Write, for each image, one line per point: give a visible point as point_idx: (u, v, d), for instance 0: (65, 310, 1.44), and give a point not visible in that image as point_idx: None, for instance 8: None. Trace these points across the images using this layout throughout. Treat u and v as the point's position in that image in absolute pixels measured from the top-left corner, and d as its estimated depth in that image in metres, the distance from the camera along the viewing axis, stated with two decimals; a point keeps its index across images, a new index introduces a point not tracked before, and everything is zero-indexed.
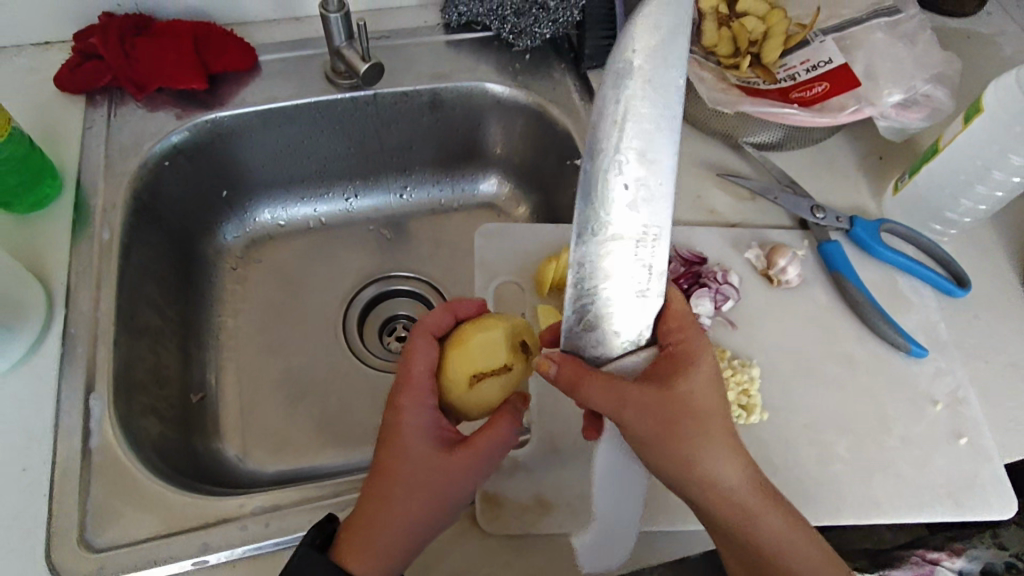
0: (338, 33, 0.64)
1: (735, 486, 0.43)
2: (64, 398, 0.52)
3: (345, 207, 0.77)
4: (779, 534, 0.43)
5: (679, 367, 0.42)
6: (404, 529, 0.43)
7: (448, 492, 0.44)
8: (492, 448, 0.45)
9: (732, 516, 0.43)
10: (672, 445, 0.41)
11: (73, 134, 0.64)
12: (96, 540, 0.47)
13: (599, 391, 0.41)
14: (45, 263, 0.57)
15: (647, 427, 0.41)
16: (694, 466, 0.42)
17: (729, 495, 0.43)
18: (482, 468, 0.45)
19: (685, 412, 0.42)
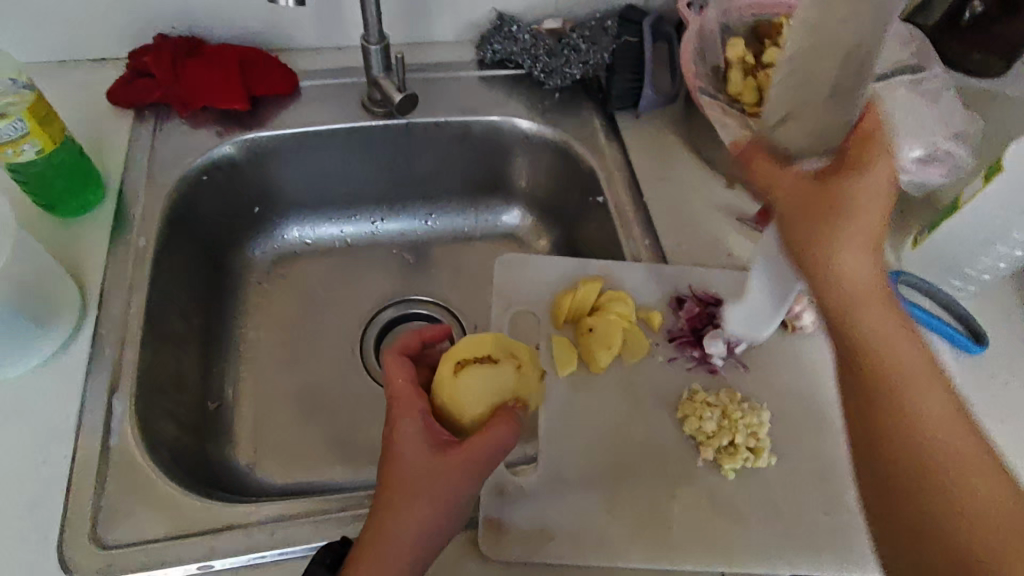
0: (376, 64, 0.67)
1: (878, 283, 0.43)
2: (89, 396, 0.53)
3: (371, 230, 0.79)
4: (954, 455, 0.38)
5: (840, 205, 0.42)
6: (405, 537, 0.42)
7: (444, 497, 0.43)
8: (486, 448, 0.44)
9: (867, 320, 0.42)
10: (795, 231, 0.44)
11: (120, 145, 0.67)
12: (106, 536, 0.48)
13: (795, 181, 0.45)
14: (82, 265, 0.60)
15: (807, 203, 0.44)
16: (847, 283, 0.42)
17: (862, 288, 0.42)
18: (478, 471, 0.44)
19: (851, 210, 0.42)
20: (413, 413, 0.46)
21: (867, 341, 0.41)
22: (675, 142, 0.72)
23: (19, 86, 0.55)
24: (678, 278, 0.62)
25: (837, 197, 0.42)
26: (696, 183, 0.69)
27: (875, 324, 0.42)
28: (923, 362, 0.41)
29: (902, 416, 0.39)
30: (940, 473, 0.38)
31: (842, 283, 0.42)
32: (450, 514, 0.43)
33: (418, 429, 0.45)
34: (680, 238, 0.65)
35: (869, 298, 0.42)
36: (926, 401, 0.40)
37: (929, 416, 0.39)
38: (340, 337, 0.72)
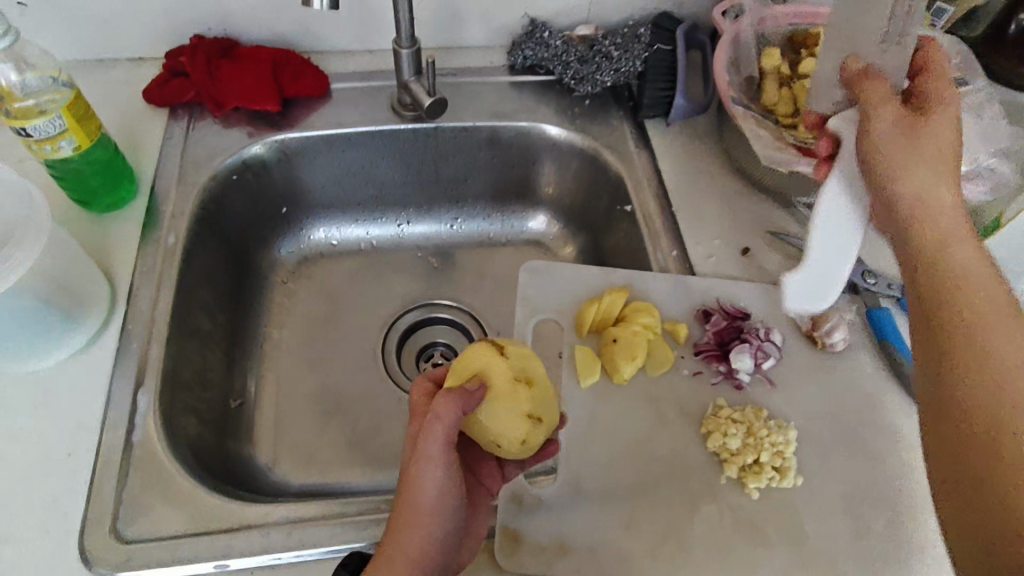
0: (407, 68, 0.67)
1: (946, 199, 0.44)
2: (115, 391, 0.54)
3: (397, 233, 0.79)
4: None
5: (933, 136, 0.44)
6: (394, 545, 0.43)
7: (414, 494, 0.44)
8: (434, 439, 0.44)
9: (940, 229, 0.43)
10: (895, 154, 0.44)
11: (154, 143, 0.68)
12: (126, 531, 0.48)
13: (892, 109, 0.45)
14: (112, 261, 0.61)
15: (891, 145, 0.45)
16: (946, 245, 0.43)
17: (940, 210, 0.44)
18: (438, 461, 0.44)
19: (929, 150, 0.44)
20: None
21: (930, 226, 0.44)
22: (705, 152, 0.70)
23: (59, 84, 0.56)
24: (705, 290, 0.61)
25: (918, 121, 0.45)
26: (726, 194, 0.67)
27: (967, 267, 0.42)
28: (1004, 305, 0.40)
29: (982, 355, 0.38)
30: (995, 356, 0.38)
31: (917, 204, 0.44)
32: (430, 513, 0.44)
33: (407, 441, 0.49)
34: (709, 249, 0.64)
35: (955, 229, 0.43)
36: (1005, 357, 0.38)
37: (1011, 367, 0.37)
38: (362, 339, 0.72)
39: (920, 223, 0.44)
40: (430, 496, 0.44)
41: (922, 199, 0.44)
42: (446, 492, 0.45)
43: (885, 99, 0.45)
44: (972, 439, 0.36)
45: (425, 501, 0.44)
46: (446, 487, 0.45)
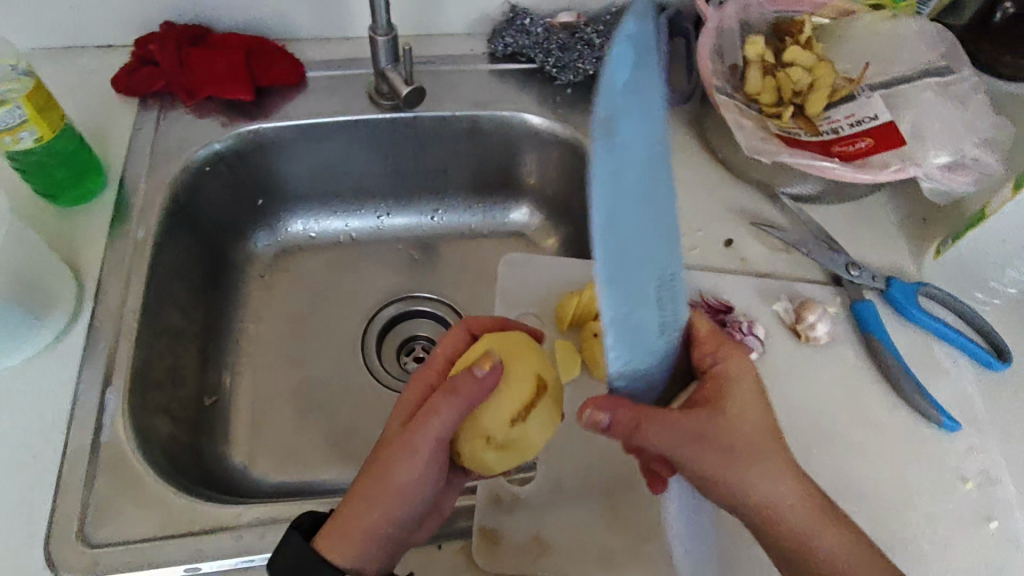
0: (384, 56, 0.66)
1: (758, 433, 0.43)
2: (81, 390, 0.52)
3: (376, 225, 0.78)
4: (837, 555, 0.43)
5: (724, 389, 0.44)
6: (351, 518, 0.43)
7: (387, 474, 0.44)
8: (427, 432, 0.44)
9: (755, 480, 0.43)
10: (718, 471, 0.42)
11: (123, 134, 0.66)
12: (93, 535, 0.47)
13: (663, 424, 0.41)
14: (80, 256, 0.59)
15: (691, 447, 0.42)
16: (759, 490, 0.43)
17: (772, 490, 0.43)
18: (423, 449, 0.44)
19: (734, 430, 0.43)
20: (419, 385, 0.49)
21: (750, 496, 0.43)
22: (689, 141, 0.69)
23: (20, 73, 0.54)
24: (688, 283, 0.60)
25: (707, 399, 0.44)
26: (710, 184, 0.66)
27: (746, 406, 0.44)
28: (803, 506, 0.43)
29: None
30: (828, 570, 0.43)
31: (736, 472, 0.42)
32: (399, 496, 0.44)
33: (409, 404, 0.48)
34: (692, 241, 0.63)
35: (766, 456, 0.43)
36: (785, 494, 0.43)
37: (793, 518, 0.43)
38: (341, 334, 0.71)
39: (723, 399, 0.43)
40: (402, 481, 0.44)
41: (729, 441, 0.42)
42: (421, 480, 0.44)
43: (637, 418, 0.40)
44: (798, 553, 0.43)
45: (398, 485, 0.44)
46: (420, 477, 0.44)
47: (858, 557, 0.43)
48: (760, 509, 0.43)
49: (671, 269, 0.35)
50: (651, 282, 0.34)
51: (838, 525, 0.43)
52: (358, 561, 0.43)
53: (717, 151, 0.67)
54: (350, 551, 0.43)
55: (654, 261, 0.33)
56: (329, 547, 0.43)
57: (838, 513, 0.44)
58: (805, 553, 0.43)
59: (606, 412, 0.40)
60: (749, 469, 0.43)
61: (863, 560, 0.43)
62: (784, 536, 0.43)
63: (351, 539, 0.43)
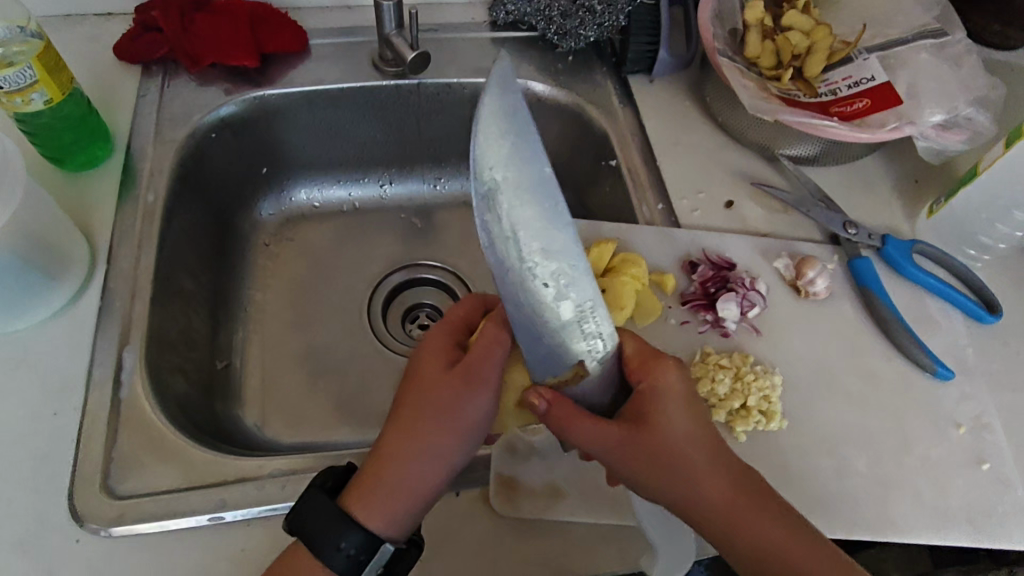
0: (388, 21, 0.66)
1: (692, 432, 0.44)
2: (98, 349, 0.53)
3: (379, 194, 0.79)
4: (768, 544, 0.42)
5: (650, 402, 0.43)
6: (408, 473, 0.43)
7: (450, 420, 0.44)
8: (492, 364, 0.45)
9: (688, 474, 0.43)
10: (652, 470, 0.42)
11: (127, 100, 0.66)
12: (118, 487, 0.48)
13: (592, 428, 0.42)
14: (91, 220, 0.59)
15: (619, 450, 0.42)
16: (682, 489, 0.43)
17: (706, 490, 0.42)
18: (485, 390, 0.45)
19: (662, 434, 0.43)
20: (443, 336, 0.49)
21: (687, 496, 0.43)
22: (689, 107, 0.71)
23: (28, 34, 0.54)
24: (691, 241, 0.62)
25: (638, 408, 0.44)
26: (710, 148, 0.68)
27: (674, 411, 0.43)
28: (728, 502, 0.43)
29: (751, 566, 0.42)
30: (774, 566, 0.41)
31: (662, 474, 0.42)
32: (457, 442, 0.44)
33: (441, 351, 0.47)
34: (694, 203, 0.65)
35: (688, 459, 0.43)
36: (711, 490, 0.43)
37: (722, 510, 0.42)
38: (348, 301, 0.72)
39: (651, 403, 0.43)
40: (465, 426, 0.44)
41: (643, 454, 0.42)
42: (482, 424, 0.45)
43: (570, 413, 0.42)
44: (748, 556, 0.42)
45: (460, 428, 0.44)
46: (481, 422, 0.45)
47: (787, 550, 0.42)
48: (687, 509, 0.43)
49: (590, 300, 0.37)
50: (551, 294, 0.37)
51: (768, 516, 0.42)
52: (407, 521, 0.43)
53: (716, 115, 0.69)
54: (400, 511, 0.42)
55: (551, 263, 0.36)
56: (373, 515, 0.42)
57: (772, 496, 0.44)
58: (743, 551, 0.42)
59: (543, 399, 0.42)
60: (674, 474, 0.43)
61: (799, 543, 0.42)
62: (712, 531, 0.42)
63: (404, 498, 0.43)
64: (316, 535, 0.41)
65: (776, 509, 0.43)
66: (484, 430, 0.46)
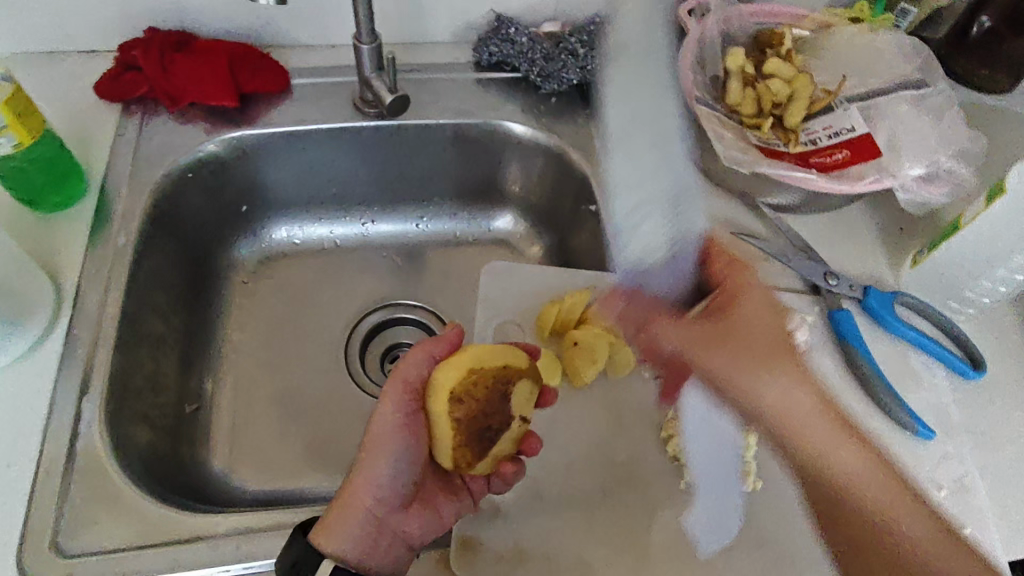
0: (368, 64, 0.66)
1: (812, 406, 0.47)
2: (59, 398, 0.52)
3: (360, 232, 0.78)
4: (854, 471, 0.46)
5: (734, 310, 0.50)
6: (348, 495, 0.46)
7: (366, 439, 0.47)
8: (397, 380, 0.48)
9: (832, 459, 0.47)
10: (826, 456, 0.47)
11: (104, 139, 0.66)
12: (68, 544, 0.47)
13: (677, 326, 0.52)
14: (59, 262, 0.59)
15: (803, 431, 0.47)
16: (762, 395, 0.48)
17: (868, 481, 0.46)
18: (394, 401, 0.48)
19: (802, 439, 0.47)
20: None
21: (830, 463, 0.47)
22: None
23: None
24: None
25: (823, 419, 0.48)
26: None
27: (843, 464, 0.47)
28: (817, 417, 0.47)
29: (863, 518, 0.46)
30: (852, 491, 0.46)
31: (747, 360, 0.48)
32: (375, 457, 0.46)
33: None
34: None
35: (781, 379, 0.48)
36: (850, 465, 0.46)
37: (805, 424, 0.47)
38: (324, 341, 0.71)
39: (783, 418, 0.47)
40: (378, 442, 0.47)
41: (726, 339, 0.49)
42: (395, 435, 0.47)
43: None
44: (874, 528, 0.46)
45: (374, 443, 0.47)
46: (393, 433, 0.47)
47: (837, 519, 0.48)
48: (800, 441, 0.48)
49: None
50: None
51: (868, 454, 0.47)
52: (353, 540, 0.45)
53: None
54: (340, 531, 0.45)
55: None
56: (320, 539, 0.44)
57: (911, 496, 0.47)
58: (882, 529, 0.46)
59: None
60: (753, 375, 0.48)
61: (889, 492, 0.46)
62: (849, 535, 0.47)
63: (342, 518, 0.45)
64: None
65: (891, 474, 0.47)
66: (403, 440, 0.47)
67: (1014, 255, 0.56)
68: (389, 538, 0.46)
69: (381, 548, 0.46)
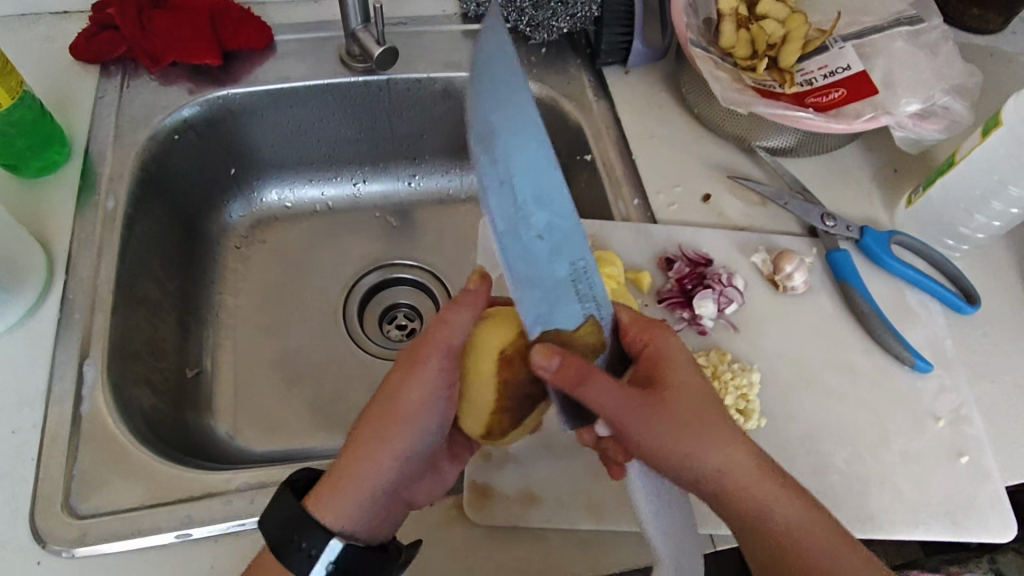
0: (355, 16, 0.65)
1: (702, 404, 0.43)
2: (58, 363, 0.52)
3: (352, 192, 0.77)
4: (798, 516, 0.42)
5: (659, 359, 0.44)
6: (365, 468, 0.42)
7: (396, 410, 0.43)
8: (435, 345, 0.44)
9: (677, 459, 0.41)
10: (673, 451, 0.41)
11: (84, 103, 0.64)
12: (79, 506, 0.47)
13: (606, 386, 0.41)
14: (49, 228, 0.57)
15: (647, 429, 0.41)
16: (706, 463, 0.41)
17: (742, 480, 0.42)
18: (436, 368, 0.44)
19: (704, 454, 0.41)
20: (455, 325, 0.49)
21: (721, 467, 0.42)
22: (666, 99, 0.69)
23: None
24: (669, 238, 0.60)
25: (668, 411, 0.42)
26: (688, 140, 0.67)
27: (718, 463, 0.42)
28: (757, 475, 0.42)
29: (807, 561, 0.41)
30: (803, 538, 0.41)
31: (682, 438, 0.41)
32: (410, 428, 0.43)
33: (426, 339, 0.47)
34: (671, 197, 0.63)
35: (718, 430, 0.42)
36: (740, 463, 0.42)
37: (747, 476, 0.42)
38: (322, 303, 0.71)
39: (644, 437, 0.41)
40: (416, 414, 0.44)
41: (671, 409, 0.42)
42: (432, 404, 0.44)
43: (584, 369, 0.40)
44: (751, 518, 0.42)
45: (410, 416, 0.43)
46: (432, 408, 0.44)
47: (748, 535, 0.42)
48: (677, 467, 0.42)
49: (584, 262, 0.43)
50: (559, 281, 0.42)
51: (793, 493, 0.42)
52: (368, 513, 0.42)
53: (693, 106, 0.67)
54: (356, 505, 0.42)
55: (558, 259, 0.42)
56: (329, 513, 0.41)
57: (854, 540, 0.42)
58: (764, 522, 0.41)
59: (558, 355, 0.40)
60: (697, 441, 0.42)
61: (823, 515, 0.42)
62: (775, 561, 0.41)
63: (359, 491, 0.42)
64: (280, 540, 0.40)
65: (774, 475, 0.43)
66: (439, 410, 0.45)
67: (1009, 186, 0.56)
68: (398, 505, 0.45)
69: (390, 517, 0.44)
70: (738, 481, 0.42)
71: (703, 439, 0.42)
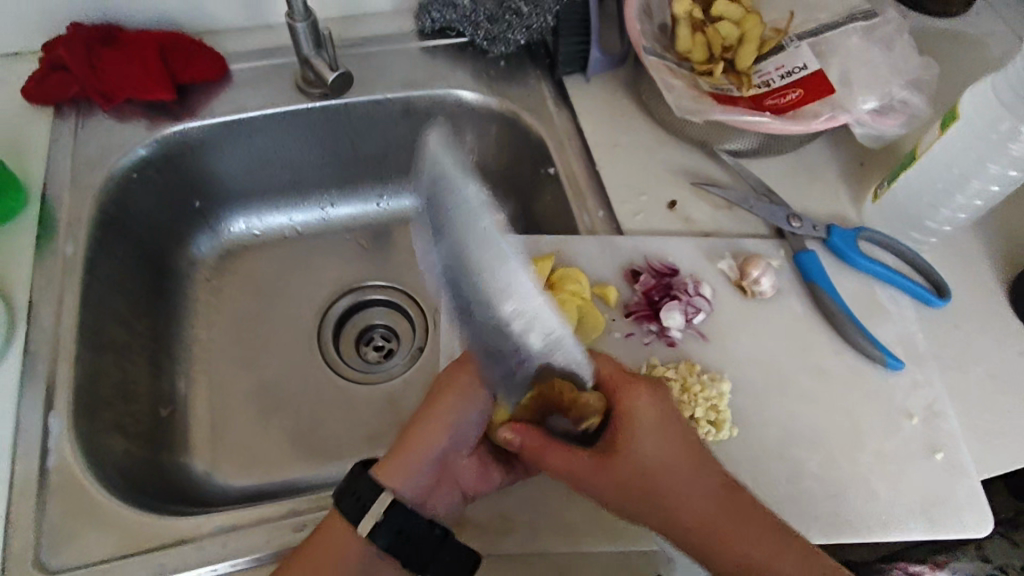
0: (306, 42, 0.64)
1: (660, 461, 0.44)
2: (22, 417, 0.51)
3: (322, 216, 0.76)
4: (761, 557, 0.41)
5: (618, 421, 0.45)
6: (419, 442, 0.47)
7: (451, 385, 0.48)
8: None
9: (636, 512, 0.44)
10: (629, 507, 0.44)
11: (39, 145, 0.63)
12: (52, 561, 0.47)
13: (555, 459, 0.44)
14: (8, 278, 0.57)
15: (602, 490, 0.44)
16: (659, 513, 0.43)
17: (697, 525, 0.42)
18: None
19: (658, 508, 0.43)
20: None
21: (676, 517, 0.43)
22: (627, 105, 0.69)
23: None
24: (634, 249, 0.60)
25: (618, 474, 0.44)
26: (651, 145, 0.66)
27: (672, 513, 0.43)
28: (714, 521, 0.42)
29: None
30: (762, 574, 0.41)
31: (636, 497, 0.44)
32: (456, 406, 0.48)
33: None
34: (635, 206, 0.63)
35: (676, 478, 0.43)
36: (699, 511, 0.43)
37: (710, 518, 0.42)
38: (295, 332, 0.70)
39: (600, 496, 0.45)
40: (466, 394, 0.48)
41: (621, 471, 0.44)
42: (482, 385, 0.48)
43: (537, 442, 0.45)
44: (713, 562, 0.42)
45: (459, 395, 0.48)
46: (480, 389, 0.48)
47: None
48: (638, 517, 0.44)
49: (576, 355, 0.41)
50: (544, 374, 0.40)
51: (756, 533, 0.42)
52: (417, 482, 0.47)
53: (654, 112, 0.67)
54: (409, 473, 0.47)
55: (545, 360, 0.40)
56: (387, 480, 0.46)
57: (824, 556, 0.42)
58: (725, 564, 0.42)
59: (516, 435, 0.46)
60: (652, 498, 0.43)
61: (794, 554, 0.41)
62: None
63: (410, 459, 0.47)
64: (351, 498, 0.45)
65: (736, 517, 0.42)
66: None
67: (969, 179, 0.56)
68: (447, 484, 0.49)
69: (439, 491, 0.48)
70: (697, 529, 0.42)
71: (658, 495, 0.43)
